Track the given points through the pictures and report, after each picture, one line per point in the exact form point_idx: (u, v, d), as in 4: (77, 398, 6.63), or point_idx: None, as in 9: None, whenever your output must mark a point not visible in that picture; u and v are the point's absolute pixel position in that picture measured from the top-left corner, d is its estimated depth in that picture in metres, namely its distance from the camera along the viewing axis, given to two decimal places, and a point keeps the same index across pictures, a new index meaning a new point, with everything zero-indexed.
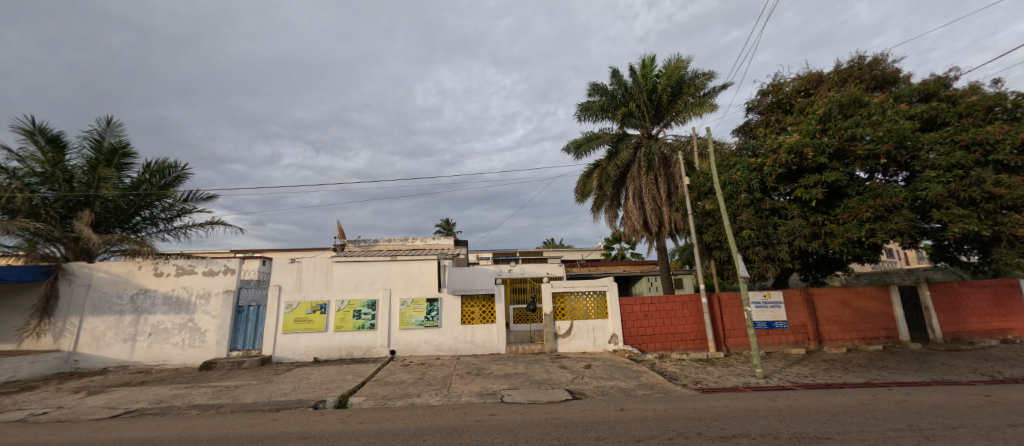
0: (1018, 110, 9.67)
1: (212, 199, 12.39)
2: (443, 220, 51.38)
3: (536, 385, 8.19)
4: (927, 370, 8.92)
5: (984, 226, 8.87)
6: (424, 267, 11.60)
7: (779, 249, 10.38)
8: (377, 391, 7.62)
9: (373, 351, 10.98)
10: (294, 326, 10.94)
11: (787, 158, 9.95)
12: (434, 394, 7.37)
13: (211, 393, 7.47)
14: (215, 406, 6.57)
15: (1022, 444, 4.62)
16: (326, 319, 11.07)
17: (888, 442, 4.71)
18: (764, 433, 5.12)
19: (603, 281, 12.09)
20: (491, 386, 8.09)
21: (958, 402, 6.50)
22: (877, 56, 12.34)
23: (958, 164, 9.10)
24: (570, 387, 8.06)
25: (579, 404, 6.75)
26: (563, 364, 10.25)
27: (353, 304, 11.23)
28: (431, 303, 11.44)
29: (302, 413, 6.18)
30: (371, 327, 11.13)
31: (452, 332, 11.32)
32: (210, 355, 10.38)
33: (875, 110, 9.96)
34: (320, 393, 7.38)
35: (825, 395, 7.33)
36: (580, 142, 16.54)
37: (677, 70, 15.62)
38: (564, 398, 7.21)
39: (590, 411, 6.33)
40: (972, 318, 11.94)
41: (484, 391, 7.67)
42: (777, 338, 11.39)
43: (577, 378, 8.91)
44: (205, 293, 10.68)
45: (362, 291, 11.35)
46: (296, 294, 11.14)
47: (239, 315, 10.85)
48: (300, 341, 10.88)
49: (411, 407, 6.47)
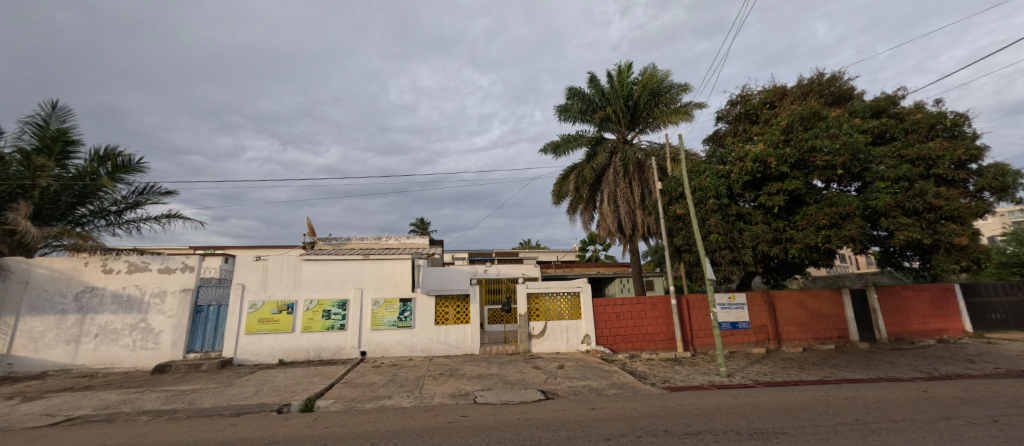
0: (956, 128, 10.53)
1: (173, 193, 11.80)
2: (418, 219, 51.11)
3: (509, 385, 8.25)
4: (873, 368, 9.58)
5: (925, 234, 9.63)
6: (397, 267, 11.48)
7: (743, 253, 10.95)
8: (345, 393, 7.50)
9: (342, 353, 10.76)
10: (258, 326, 10.59)
11: (752, 166, 10.45)
12: (405, 396, 7.32)
13: (164, 398, 7.14)
14: (168, 412, 6.30)
15: (952, 436, 5.05)
16: (294, 319, 10.77)
17: (836, 436, 5.05)
18: (727, 429, 5.37)
19: (577, 282, 12.31)
20: (464, 386, 8.10)
21: (899, 397, 7.02)
22: (834, 74, 13.14)
23: (904, 177, 9.81)
24: (543, 387, 8.17)
25: (551, 404, 6.87)
26: (537, 364, 10.37)
27: (323, 304, 10.98)
28: (403, 303, 11.33)
29: (266, 417, 6.03)
30: (341, 327, 10.91)
31: (425, 332, 11.24)
32: (164, 357, 9.91)
33: (832, 122, 10.59)
34: (285, 396, 7.20)
35: (783, 393, 7.74)
36: (558, 143, 16.81)
37: (652, 78, 16.14)
38: (537, 398, 7.31)
39: (562, 410, 6.45)
40: (913, 320, 12.86)
41: (457, 392, 7.68)
42: (739, 338, 11.91)
43: (550, 378, 9.03)
44: (161, 292, 10.20)
45: (333, 290, 11.12)
46: (261, 293, 10.78)
47: (197, 315, 10.41)
48: (264, 342, 10.55)
49: (381, 409, 6.41)
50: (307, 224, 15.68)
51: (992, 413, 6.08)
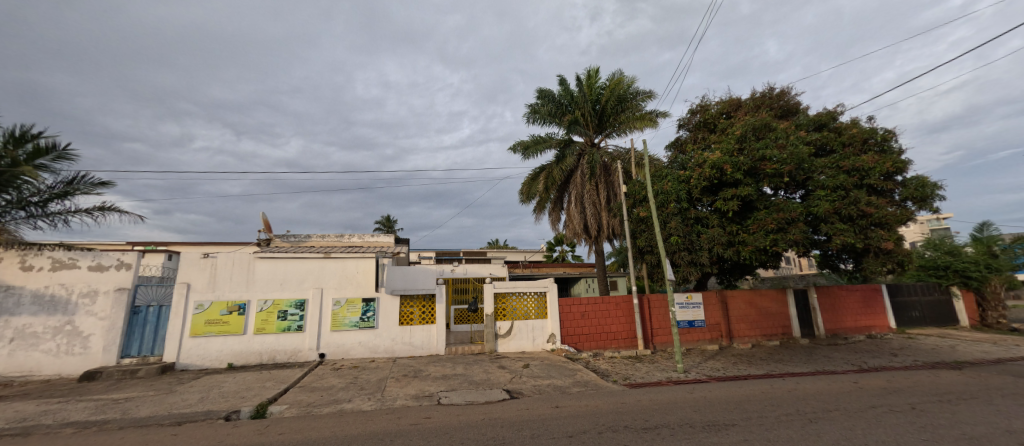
0: (885, 143, 11.61)
1: (107, 183, 10.98)
2: (383, 217, 50.08)
3: (474, 385, 8.30)
4: (813, 362, 10.39)
5: (858, 239, 10.54)
6: (360, 266, 11.26)
7: (700, 254, 11.56)
8: (301, 398, 7.29)
9: (299, 355, 10.41)
10: (205, 328, 10.07)
11: (710, 173, 11.03)
12: (366, 399, 7.21)
13: (92, 408, 6.65)
14: (97, 423, 5.89)
15: (875, 423, 5.58)
16: (245, 321, 10.34)
17: (777, 426, 5.46)
18: (682, 422, 5.67)
19: (544, 282, 12.52)
20: (428, 388, 8.07)
21: (835, 388, 7.65)
22: (783, 89, 14.08)
23: (841, 186, 10.68)
24: (508, 387, 8.28)
25: (516, 403, 6.99)
26: (502, 363, 10.46)
27: (279, 304, 10.59)
28: (367, 304, 11.12)
29: (211, 426, 5.77)
30: (298, 329, 10.57)
31: (389, 333, 11.07)
32: (94, 364, 9.13)
33: (780, 134, 11.36)
34: (235, 403, 6.90)
35: (733, 387, 8.25)
36: (528, 144, 17.01)
37: (619, 84, 16.63)
38: (502, 398, 7.40)
39: (527, 409, 6.59)
40: (847, 317, 14.03)
41: (420, 393, 7.64)
42: (696, 336, 12.53)
43: (515, 377, 9.16)
44: (91, 291, 9.40)
45: (289, 290, 10.75)
46: (209, 293, 10.26)
47: (133, 316, 9.76)
48: (212, 345, 10.04)
49: (339, 414, 6.28)
50: (262, 220, 14.98)
51: (911, 401, 6.78)
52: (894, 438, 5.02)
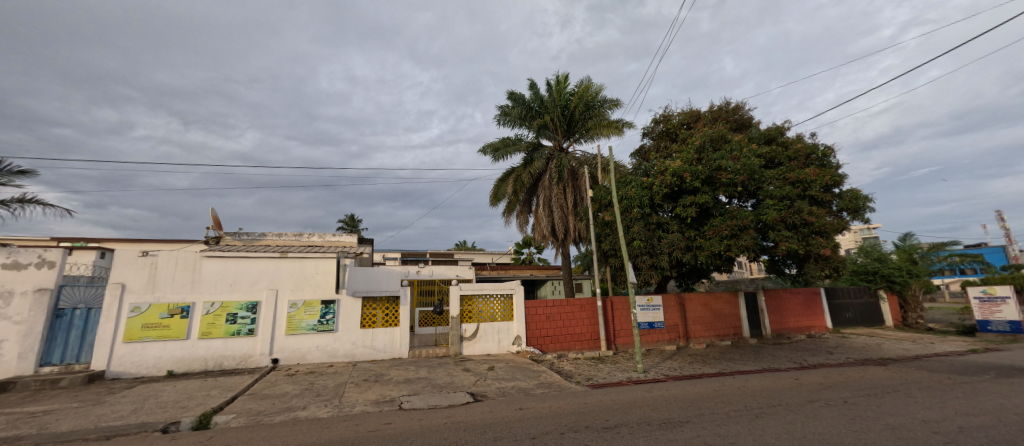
0: (825, 158, 12.63)
1: (30, 173, 10.09)
2: (346, 216, 48.61)
3: (437, 389, 8.25)
4: (760, 360, 11.10)
5: (802, 246, 11.36)
6: (320, 266, 10.94)
7: (660, 258, 12.09)
8: (250, 406, 6.99)
9: (250, 361, 9.98)
10: (142, 333, 9.43)
11: (670, 180, 11.55)
12: (322, 405, 7.01)
13: (5, 423, 6.09)
14: (10, 440, 5.40)
15: (812, 416, 6.07)
16: (189, 324, 9.76)
17: (725, 422, 5.82)
18: (640, 421, 5.91)
19: (510, 284, 12.63)
20: (389, 392, 7.95)
21: (778, 385, 8.23)
22: (738, 103, 14.98)
23: (787, 196, 11.50)
24: (472, 390, 8.30)
25: (479, 406, 7.03)
26: (467, 366, 10.46)
27: (227, 307, 10.09)
28: (326, 306, 10.79)
29: (146, 439, 5.44)
30: (249, 333, 10.11)
31: (349, 336, 10.80)
32: (7, 373, 8.23)
33: (735, 146, 12.08)
34: (173, 413, 6.52)
35: (688, 385, 8.68)
36: (497, 146, 17.14)
37: (587, 90, 16.99)
38: (465, 401, 7.42)
39: (490, 412, 6.65)
40: (791, 318, 15.07)
41: (381, 398, 7.52)
42: (655, 337, 13.03)
43: (479, 380, 9.19)
44: (6, 292, 8.54)
45: (241, 291, 10.27)
46: (147, 295, 9.63)
47: (56, 320, 8.91)
48: (148, 351, 9.42)
49: (292, 422, 6.08)
50: (213, 217, 14.19)
51: (843, 396, 7.40)
52: (828, 430, 5.47)
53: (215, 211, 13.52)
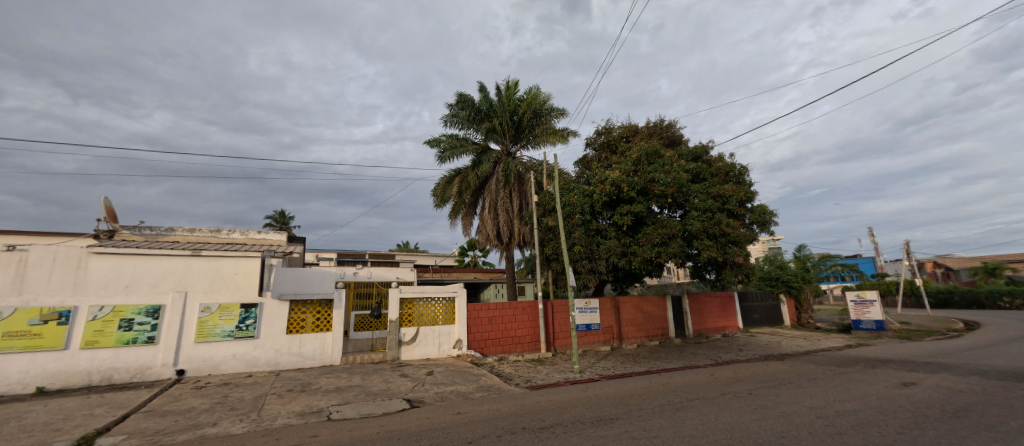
0: (741, 176, 14.13)
1: None
2: (277, 212, 45.29)
3: (371, 397, 8.03)
4: (683, 358, 12.12)
5: (721, 254, 12.59)
6: (240, 266, 10.19)
7: (598, 263, 12.78)
8: (146, 425, 6.31)
9: (148, 373, 8.97)
10: (4, 343, 8.00)
11: (609, 190, 12.25)
12: (236, 421, 6.53)
13: None
14: None
15: (723, 408, 6.82)
16: (68, 332, 8.47)
17: (649, 416, 6.33)
18: (574, 420, 6.23)
19: (453, 288, 12.58)
20: (317, 403, 7.59)
21: (697, 381, 9.04)
22: (670, 121, 16.26)
23: (709, 209, 12.69)
24: (408, 396, 8.18)
25: (416, 413, 6.98)
26: (404, 372, 10.26)
27: (121, 311, 8.95)
28: (246, 310, 10.05)
29: None
30: (149, 341, 9.07)
31: (273, 343, 10.15)
32: None
33: (666, 161, 13.09)
34: (43, 439, 5.68)
35: (620, 383, 9.26)
36: (445, 146, 17.05)
37: (536, 98, 17.49)
38: (401, 408, 7.32)
39: (427, 418, 6.62)
40: (709, 319, 16.62)
41: (307, 409, 7.17)
42: (592, 338, 13.66)
43: (417, 385, 9.06)
44: None
45: (138, 294, 9.21)
46: (12, 298, 8.21)
47: None
48: (11, 365, 7.98)
49: (200, 441, 5.60)
50: (106, 207, 12.53)
51: (750, 388, 8.32)
52: (736, 419, 6.15)
53: (109, 200, 11.54)
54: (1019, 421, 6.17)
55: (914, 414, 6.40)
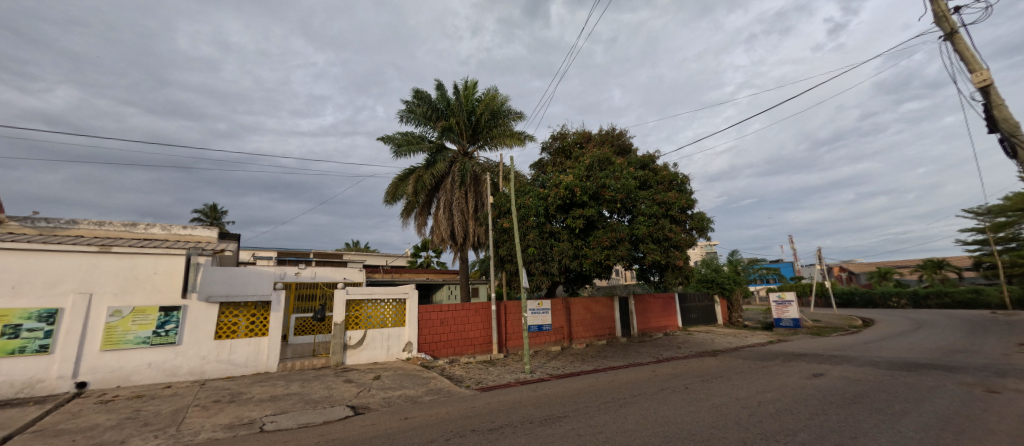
0: (683, 185, 15.18)
1: None
2: (208, 206, 41.60)
3: (310, 405, 7.64)
4: (628, 356, 12.77)
5: (664, 257, 13.45)
6: (160, 265, 9.24)
7: (551, 265, 13.15)
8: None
9: (40, 387, 7.73)
10: None
11: (563, 194, 12.65)
12: (151, 437, 5.94)
13: None
14: None
15: (663, 401, 7.37)
16: None
17: (594, 413, 6.66)
18: (523, 419, 6.39)
19: (404, 289, 12.37)
20: (248, 414, 7.09)
21: (640, 377, 9.60)
22: (621, 130, 17.09)
23: (655, 214, 13.51)
24: (352, 402, 7.89)
25: (360, 420, 6.77)
26: (348, 377, 9.85)
27: (5, 316, 7.65)
28: (167, 314, 9.10)
29: None
30: (41, 350, 7.84)
31: (198, 350, 9.30)
32: None
33: (617, 168, 13.75)
34: None
35: (568, 382, 9.59)
36: (400, 143, 16.68)
37: (494, 100, 17.60)
38: (344, 415, 7.05)
39: (372, 424, 6.45)
40: (652, 319, 17.65)
41: (236, 421, 6.68)
42: (543, 339, 13.96)
43: (362, 391, 8.76)
44: None
45: (28, 296, 7.89)
46: None
47: None
48: None
49: None
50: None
51: (687, 383, 8.99)
52: (674, 412, 6.64)
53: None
54: (899, 403, 7.24)
55: (821, 401, 7.28)
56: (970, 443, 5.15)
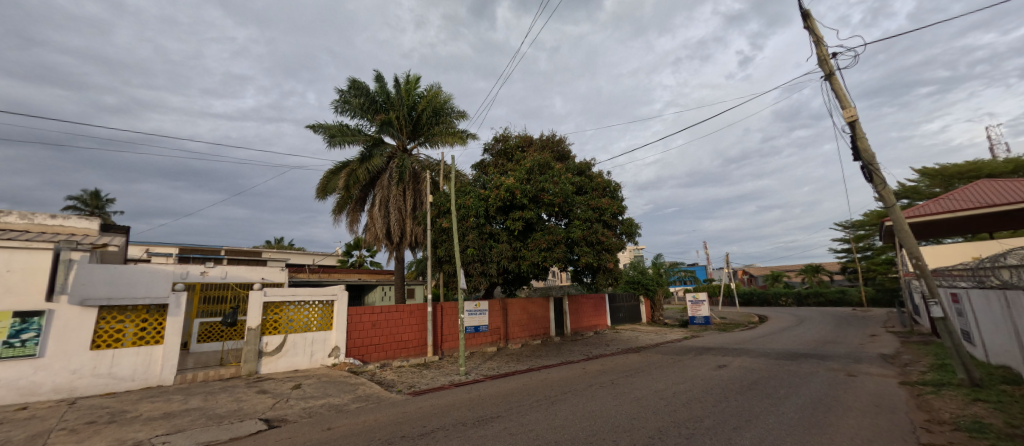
0: (615, 192, 16.19)
1: None
2: (88, 192, 35.46)
3: (215, 420, 6.84)
4: (560, 355, 13.28)
5: (596, 260, 14.21)
6: (16, 261, 7.02)
7: (489, 266, 13.24)
8: None
9: None
10: None
11: (503, 195, 12.83)
12: None
13: None
14: None
15: (592, 396, 7.90)
16: None
17: (527, 411, 6.88)
18: (454, 422, 6.40)
19: (332, 290, 11.55)
20: (135, 433, 6.15)
21: (573, 374, 10.06)
22: (560, 137, 17.75)
23: (589, 219, 14.24)
24: (266, 415, 7.21)
25: (275, 434, 6.24)
26: (263, 387, 8.97)
27: None
28: (24, 320, 6.94)
29: None
30: None
31: (69, 364, 7.26)
32: None
33: (556, 172, 14.23)
34: None
35: (503, 382, 9.74)
36: (334, 133, 15.68)
37: (436, 96, 17.25)
38: (256, 429, 6.44)
39: (290, 438, 5.99)
40: (584, 318, 18.53)
41: (120, 442, 5.75)
42: (479, 340, 13.94)
43: (278, 402, 8.05)
44: None
45: None
46: None
47: None
48: None
49: None
50: None
51: (613, 378, 9.63)
52: (601, 406, 7.09)
53: None
54: (784, 388, 8.47)
55: (724, 390, 8.24)
56: (832, 419, 6.18)
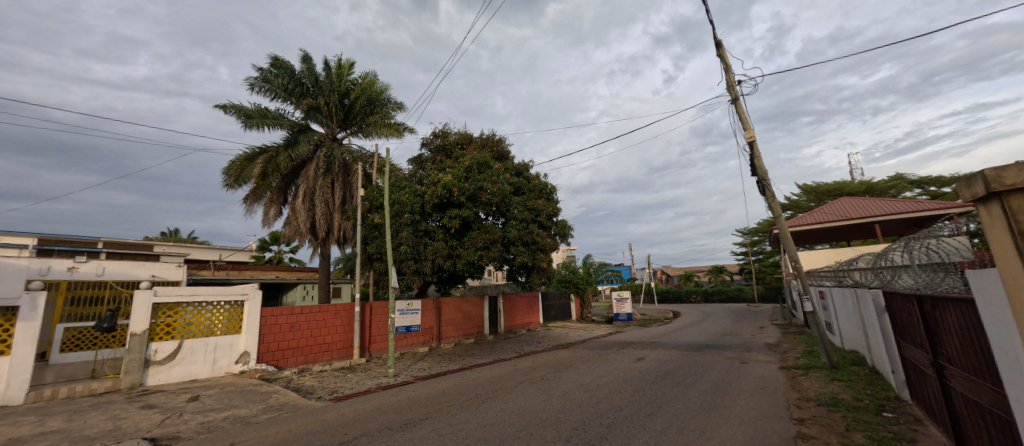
0: (550, 194, 16.68)
1: None
2: None
3: (81, 442, 5.72)
4: (493, 353, 13.34)
5: (531, 259, 14.52)
6: None
7: (424, 264, 12.87)
8: None
9: None
10: None
11: (440, 192, 12.53)
12: None
13: None
14: None
15: (525, 392, 8.07)
16: None
17: (456, 411, 6.81)
18: (380, 427, 6.11)
19: (243, 289, 10.34)
20: None
21: (505, 372, 10.17)
22: (500, 137, 17.84)
23: (525, 220, 14.51)
24: (153, 434, 6.20)
25: None
26: (150, 401, 7.72)
27: None
28: None
29: None
30: None
31: None
32: None
33: (494, 172, 14.24)
34: None
35: (435, 383, 9.52)
36: (251, 114, 14.09)
37: (372, 84, 16.27)
38: None
39: None
40: (518, 317, 18.86)
41: None
42: (411, 340, 13.45)
43: (169, 418, 6.99)
44: None
45: None
46: None
47: None
48: None
49: None
50: None
51: (541, 374, 9.91)
52: (532, 402, 7.26)
53: None
54: (691, 377, 9.44)
55: (641, 381, 8.93)
56: (727, 402, 6.98)
